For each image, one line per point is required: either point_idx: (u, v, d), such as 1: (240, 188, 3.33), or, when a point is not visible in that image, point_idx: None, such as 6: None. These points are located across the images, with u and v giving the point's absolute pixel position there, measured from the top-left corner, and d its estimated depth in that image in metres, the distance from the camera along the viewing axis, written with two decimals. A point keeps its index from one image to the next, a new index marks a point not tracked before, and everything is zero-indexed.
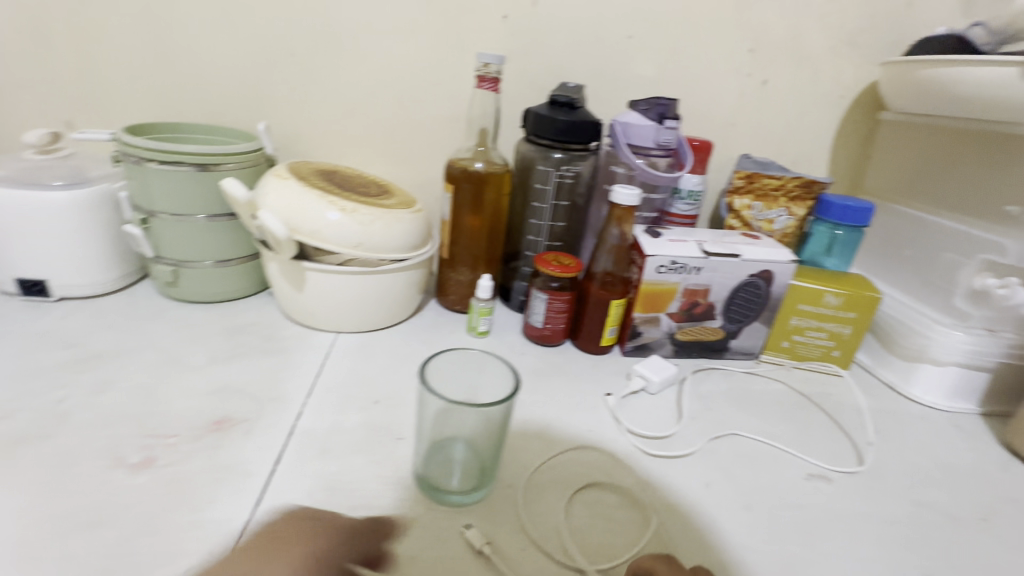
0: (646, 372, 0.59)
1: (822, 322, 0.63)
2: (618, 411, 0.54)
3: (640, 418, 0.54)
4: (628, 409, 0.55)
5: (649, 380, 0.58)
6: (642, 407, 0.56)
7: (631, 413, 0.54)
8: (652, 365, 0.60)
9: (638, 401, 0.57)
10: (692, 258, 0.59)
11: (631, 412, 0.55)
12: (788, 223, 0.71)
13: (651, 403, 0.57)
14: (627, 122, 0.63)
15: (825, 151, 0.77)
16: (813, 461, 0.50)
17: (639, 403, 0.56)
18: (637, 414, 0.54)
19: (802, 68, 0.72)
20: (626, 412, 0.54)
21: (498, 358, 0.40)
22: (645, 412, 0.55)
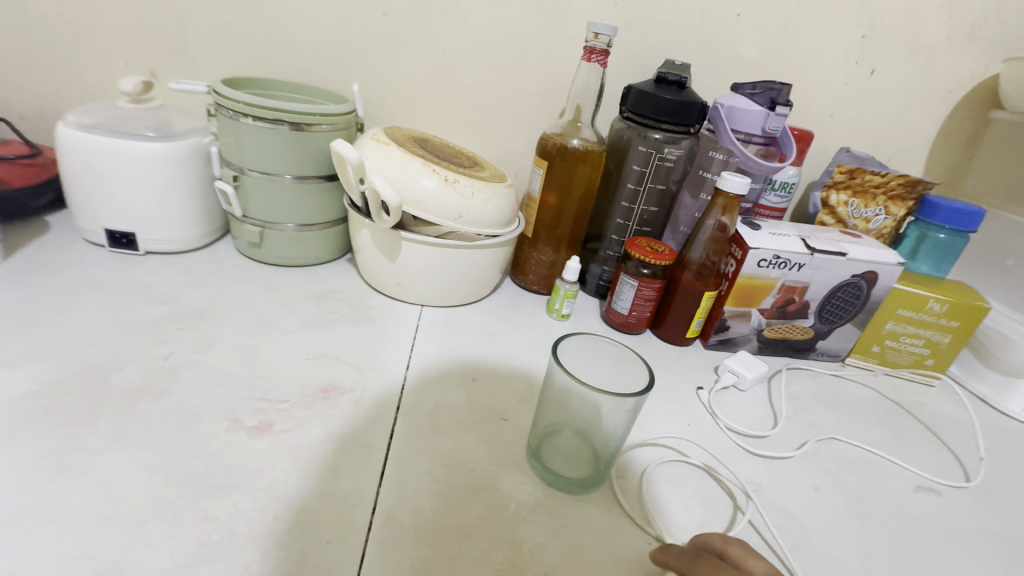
0: (735, 367, 0.57)
1: (921, 329, 0.61)
2: (713, 407, 0.52)
3: (737, 415, 0.52)
4: (722, 406, 0.53)
5: (740, 376, 0.56)
6: (734, 404, 0.54)
7: (726, 411, 0.53)
8: (740, 361, 0.58)
9: (730, 397, 0.55)
10: (797, 254, 0.56)
11: (725, 408, 0.53)
12: (885, 223, 0.68)
13: (742, 401, 0.55)
14: (734, 105, 0.60)
15: (925, 148, 0.73)
16: (919, 472, 0.48)
17: (730, 400, 0.55)
18: (732, 412, 0.53)
19: (915, 59, 0.68)
20: (721, 408, 0.53)
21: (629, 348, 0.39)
22: (739, 410, 0.53)
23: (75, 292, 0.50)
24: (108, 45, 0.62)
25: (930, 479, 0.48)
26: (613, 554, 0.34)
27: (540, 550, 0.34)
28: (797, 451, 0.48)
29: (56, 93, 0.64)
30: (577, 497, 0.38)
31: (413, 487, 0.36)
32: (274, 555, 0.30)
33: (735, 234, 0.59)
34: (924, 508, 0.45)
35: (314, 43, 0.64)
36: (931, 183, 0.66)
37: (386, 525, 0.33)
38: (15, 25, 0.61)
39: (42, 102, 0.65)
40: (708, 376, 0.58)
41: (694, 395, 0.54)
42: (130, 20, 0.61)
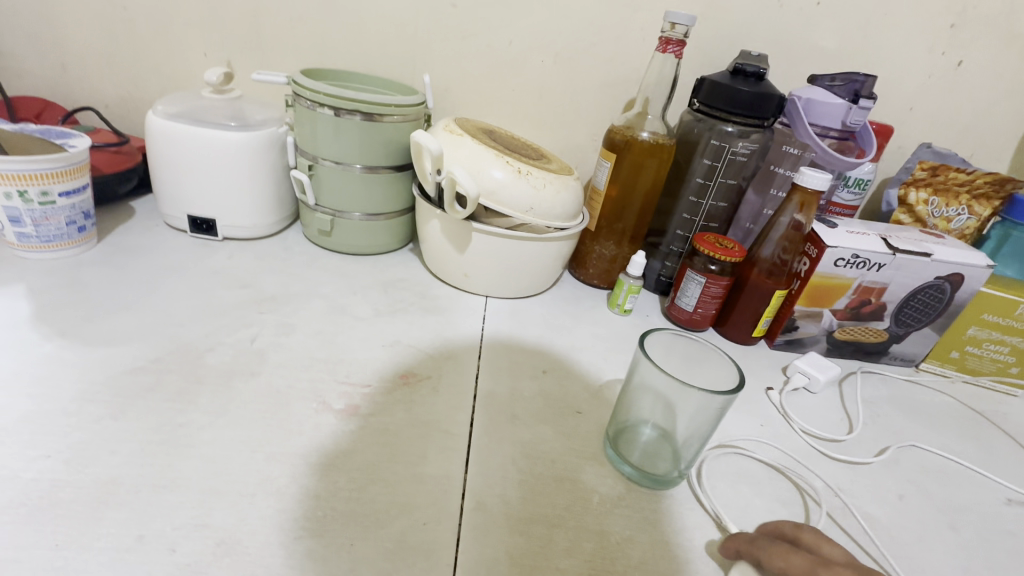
0: (805, 370, 0.55)
1: (1007, 336, 0.58)
2: (785, 407, 0.51)
3: (810, 418, 0.51)
4: (795, 407, 0.52)
5: (811, 378, 0.55)
6: (806, 407, 0.53)
7: (800, 413, 0.51)
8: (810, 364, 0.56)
9: (801, 399, 0.54)
10: (878, 254, 0.54)
11: (797, 410, 0.52)
12: (968, 223, 0.65)
13: (813, 404, 0.53)
14: (812, 98, 0.58)
15: (1013, 145, 0.69)
16: (1008, 485, 0.46)
17: (801, 402, 0.53)
18: (804, 414, 0.51)
19: (1009, 49, 0.64)
20: (794, 409, 0.52)
21: (714, 345, 0.38)
22: (813, 413, 0.52)
23: (163, 274, 0.53)
24: (188, 37, 0.65)
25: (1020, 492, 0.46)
26: (700, 551, 0.34)
27: (627, 544, 0.34)
28: (879, 457, 0.47)
29: (139, 84, 0.67)
30: (658, 493, 0.38)
31: (499, 475, 0.36)
32: (376, 534, 0.31)
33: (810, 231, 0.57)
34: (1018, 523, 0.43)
35: (383, 35, 0.64)
36: (1021, 182, 0.62)
37: (476, 511, 0.33)
38: (102, 16, 0.63)
39: (126, 92, 0.68)
40: (777, 376, 0.57)
41: (766, 395, 0.53)
42: (209, 12, 0.63)
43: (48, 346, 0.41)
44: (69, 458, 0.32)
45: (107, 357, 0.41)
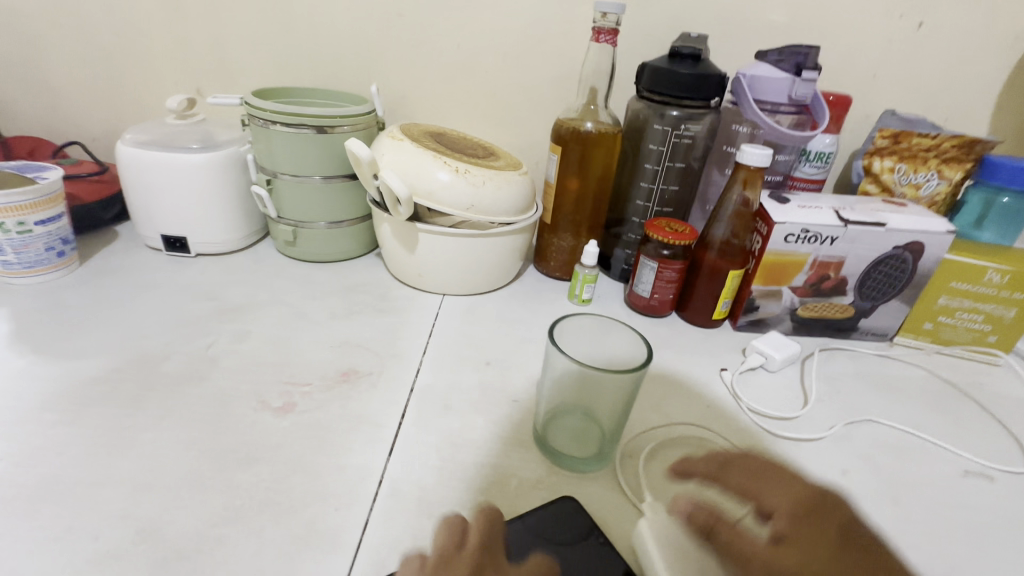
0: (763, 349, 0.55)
1: (979, 303, 0.55)
2: (736, 386, 0.51)
3: (764, 396, 0.51)
4: (749, 386, 0.52)
5: (769, 357, 0.54)
6: (761, 386, 0.52)
7: (752, 392, 0.51)
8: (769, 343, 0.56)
9: (757, 379, 0.53)
10: (828, 227, 0.53)
11: (750, 388, 0.51)
12: (939, 189, 0.62)
13: (770, 383, 0.53)
14: (755, 75, 0.57)
15: (989, 105, 0.66)
16: (968, 457, 0.45)
17: (757, 381, 0.53)
18: (757, 393, 0.51)
19: (971, 6, 0.61)
20: (747, 389, 0.51)
21: (626, 325, 0.38)
22: (767, 392, 0.51)
23: (136, 292, 0.56)
24: (158, 68, 0.69)
25: (982, 464, 0.44)
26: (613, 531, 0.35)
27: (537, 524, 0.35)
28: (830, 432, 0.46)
29: (120, 116, 0.72)
30: (581, 475, 0.39)
31: (421, 462, 0.38)
32: (289, 520, 0.32)
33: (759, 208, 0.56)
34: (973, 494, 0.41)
35: (337, 50, 0.67)
36: (992, 142, 0.60)
37: (391, 496, 0.35)
38: (80, 57, 0.68)
39: (108, 125, 0.72)
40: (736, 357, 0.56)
41: (719, 378, 0.52)
42: (175, 44, 0.67)
43: (20, 362, 0.44)
44: (21, 460, 0.35)
45: (71, 369, 0.44)
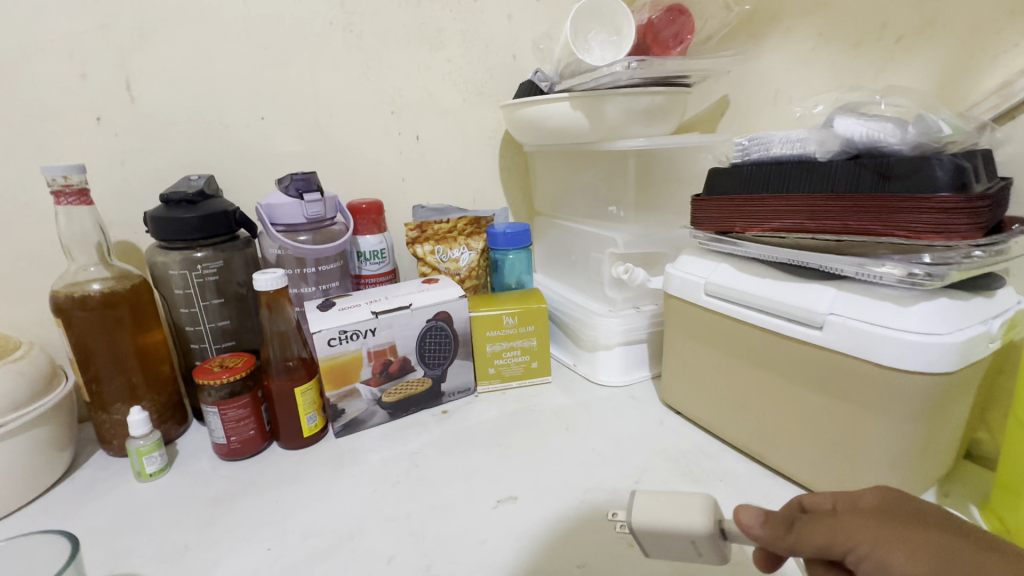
0: (677, 503, 0.33)
1: (512, 341, 0.68)
2: (637, 500, 0.34)
3: (696, 519, 0.32)
4: (652, 512, 0.33)
5: (710, 525, 0.32)
6: (654, 509, 0.33)
7: (641, 525, 0.33)
8: (678, 515, 0.33)
9: (665, 499, 0.34)
10: (362, 322, 0.58)
11: (653, 496, 0.34)
12: (472, 258, 0.76)
13: (666, 519, 0.33)
14: (269, 204, 0.61)
15: (495, 185, 0.86)
16: (504, 487, 0.51)
17: (693, 526, 0.32)
18: (667, 507, 0.33)
19: (447, 121, 0.79)
20: (654, 493, 0.34)
21: (35, 535, 0.36)
22: (692, 499, 0.33)
23: None
24: None
25: (512, 488, 0.51)
26: None
27: None
28: (477, 515, 0.48)
29: None
30: None
31: None
32: None
33: (298, 320, 0.61)
34: (518, 499, 0.50)
35: None
36: (489, 217, 0.79)
37: None
38: None
39: None
40: (684, 509, 0.33)
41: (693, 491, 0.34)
42: None
43: None
44: None
45: None
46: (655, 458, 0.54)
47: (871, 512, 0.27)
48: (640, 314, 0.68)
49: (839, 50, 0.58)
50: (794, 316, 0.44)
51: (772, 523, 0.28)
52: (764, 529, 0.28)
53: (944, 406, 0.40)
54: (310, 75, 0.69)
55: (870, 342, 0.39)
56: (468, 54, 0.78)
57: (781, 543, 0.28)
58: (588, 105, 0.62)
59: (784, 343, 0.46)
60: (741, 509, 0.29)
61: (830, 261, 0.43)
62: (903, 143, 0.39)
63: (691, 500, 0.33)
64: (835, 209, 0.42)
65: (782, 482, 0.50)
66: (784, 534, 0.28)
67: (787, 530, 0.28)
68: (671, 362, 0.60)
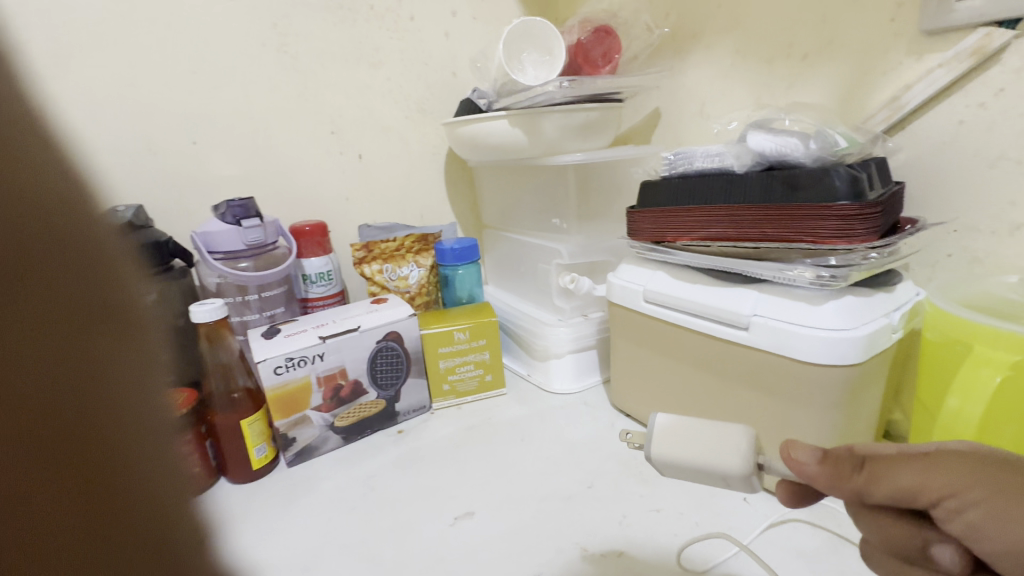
0: (715, 436, 0.31)
1: (465, 356, 0.68)
2: (667, 429, 0.33)
3: (732, 460, 0.30)
4: (682, 446, 0.32)
5: (749, 470, 0.30)
6: (690, 438, 0.32)
7: (665, 454, 0.32)
8: (717, 450, 0.31)
9: (704, 430, 0.32)
10: (309, 348, 0.58)
11: (688, 426, 0.33)
12: (421, 275, 0.77)
13: (703, 451, 0.31)
14: (206, 232, 0.60)
15: (442, 201, 0.86)
16: (461, 503, 0.52)
17: (728, 467, 0.30)
18: (706, 445, 0.31)
19: (389, 139, 0.79)
20: (688, 423, 0.33)
21: None
22: (731, 436, 0.31)
23: None
24: None
25: (470, 503, 0.52)
26: None
27: None
28: (435, 534, 0.48)
29: None
30: None
31: None
32: None
33: (241, 351, 0.59)
34: (475, 514, 0.50)
35: None
36: (436, 233, 0.80)
37: None
38: None
39: None
40: (726, 444, 0.31)
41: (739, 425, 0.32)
42: None
43: None
44: None
45: None
46: (608, 462, 0.56)
47: (971, 456, 0.23)
48: (589, 321, 0.71)
49: (755, 66, 0.63)
50: (724, 318, 0.47)
51: (834, 462, 0.25)
52: (822, 468, 0.25)
53: (858, 393, 0.43)
54: (244, 96, 0.67)
55: (790, 339, 0.43)
56: (407, 72, 0.78)
57: (848, 485, 0.24)
58: (526, 121, 0.64)
59: (716, 344, 0.49)
60: (793, 443, 0.26)
61: (751, 266, 0.46)
62: (807, 156, 0.42)
63: (731, 435, 0.31)
64: (753, 218, 0.45)
65: None
66: (852, 474, 0.24)
67: (856, 470, 0.24)
68: (619, 367, 0.62)
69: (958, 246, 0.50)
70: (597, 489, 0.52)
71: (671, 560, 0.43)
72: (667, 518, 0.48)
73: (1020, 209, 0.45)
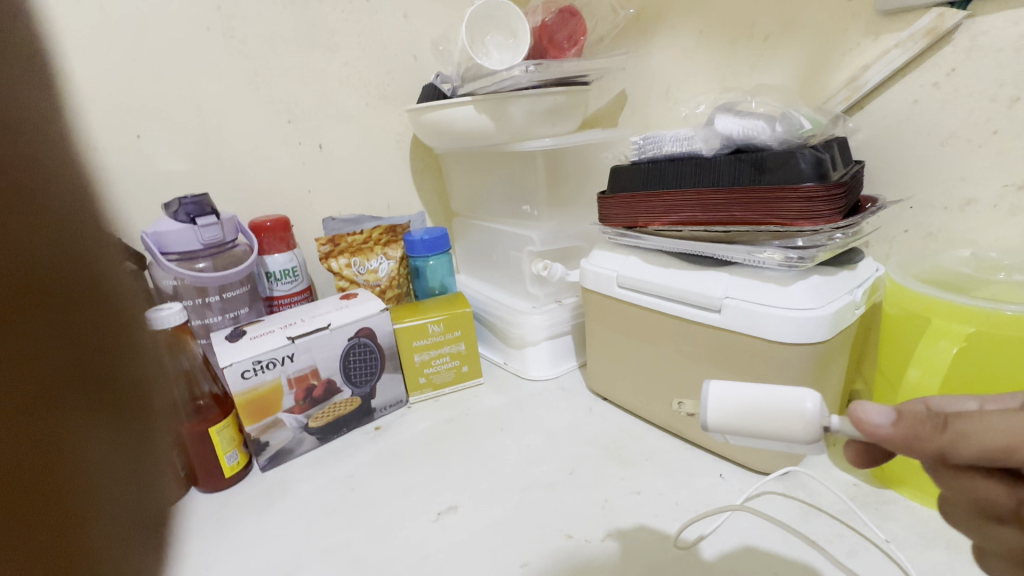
0: (778, 404, 0.30)
1: (440, 348, 0.68)
2: (725, 399, 0.31)
3: (800, 432, 0.29)
4: (741, 416, 0.31)
5: (816, 435, 0.29)
6: (744, 411, 0.31)
7: (723, 423, 0.32)
8: (781, 422, 0.30)
9: (762, 401, 0.30)
10: (277, 350, 0.56)
11: (743, 396, 0.31)
12: (391, 267, 0.75)
13: (762, 423, 0.30)
14: (158, 231, 0.56)
15: (409, 190, 0.84)
16: (443, 498, 0.51)
17: (795, 435, 0.30)
18: (769, 416, 0.30)
19: (350, 127, 0.76)
20: (742, 391, 0.31)
21: None
22: (797, 404, 0.29)
23: None
24: None
25: (452, 498, 0.51)
26: None
27: None
28: (417, 531, 0.48)
29: None
30: None
31: None
32: None
33: (205, 356, 0.57)
34: (458, 508, 0.50)
35: None
36: (404, 224, 0.78)
37: None
38: None
39: None
40: (789, 414, 0.30)
41: (805, 387, 0.30)
42: None
43: None
44: None
45: None
46: (587, 446, 0.57)
47: None
48: (563, 307, 0.71)
49: (718, 47, 0.63)
50: (697, 301, 0.48)
51: (910, 423, 0.24)
52: (895, 429, 0.24)
53: (825, 369, 0.45)
54: (190, 85, 0.63)
55: (761, 321, 0.44)
56: (366, 56, 0.75)
57: (928, 445, 0.24)
58: (492, 107, 0.62)
59: (690, 328, 0.49)
60: (859, 405, 0.26)
61: (721, 250, 0.47)
62: (773, 139, 0.43)
63: (795, 404, 0.29)
64: (722, 202, 0.46)
65: (699, 453, 0.54)
66: (934, 433, 0.23)
67: (937, 430, 0.23)
68: (595, 353, 0.63)
69: (913, 222, 0.52)
70: (578, 475, 0.53)
71: (653, 539, 0.45)
72: (647, 499, 0.49)
73: (970, 185, 0.47)
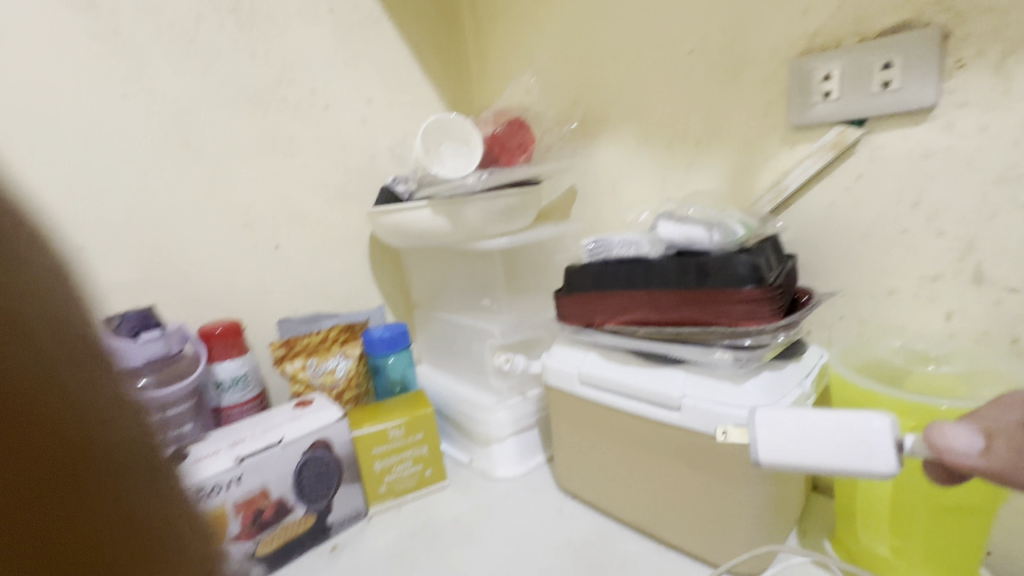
0: (847, 431, 0.32)
1: (401, 454, 0.64)
2: (778, 426, 0.34)
3: (874, 457, 0.31)
4: (802, 446, 0.33)
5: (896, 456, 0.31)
6: (799, 435, 0.34)
7: (777, 455, 0.34)
8: (850, 446, 0.32)
9: (820, 423, 0.33)
10: (222, 473, 0.52)
11: (802, 424, 0.34)
12: (349, 367, 0.72)
13: (825, 447, 0.33)
14: None
15: (369, 284, 0.84)
16: None
17: (872, 463, 0.32)
18: (836, 443, 0.32)
19: (308, 226, 0.76)
20: (798, 418, 0.34)
21: None
22: (863, 427, 0.32)
23: None
24: None
25: None
26: None
27: None
28: None
29: None
30: None
31: None
32: None
33: None
34: None
35: None
36: (363, 321, 0.77)
37: None
38: None
39: None
40: (855, 433, 0.32)
41: (868, 410, 0.32)
42: None
43: None
44: None
45: None
46: (559, 553, 0.54)
47: None
48: (528, 399, 0.70)
49: (657, 150, 0.68)
50: (656, 400, 0.48)
51: (994, 451, 0.29)
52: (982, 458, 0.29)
53: None
54: (143, 195, 0.63)
55: (719, 420, 0.44)
56: (325, 159, 0.77)
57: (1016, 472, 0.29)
58: (449, 210, 0.64)
59: (652, 426, 0.50)
60: (947, 432, 0.31)
61: (675, 349, 0.48)
62: (712, 243, 0.45)
63: (864, 427, 0.32)
64: (671, 304, 0.48)
65: (674, 554, 0.52)
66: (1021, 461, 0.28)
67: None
68: (562, 450, 0.61)
69: (848, 309, 0.55)
70: None
71: None
72: None
73: (891, 276, 0.51)
